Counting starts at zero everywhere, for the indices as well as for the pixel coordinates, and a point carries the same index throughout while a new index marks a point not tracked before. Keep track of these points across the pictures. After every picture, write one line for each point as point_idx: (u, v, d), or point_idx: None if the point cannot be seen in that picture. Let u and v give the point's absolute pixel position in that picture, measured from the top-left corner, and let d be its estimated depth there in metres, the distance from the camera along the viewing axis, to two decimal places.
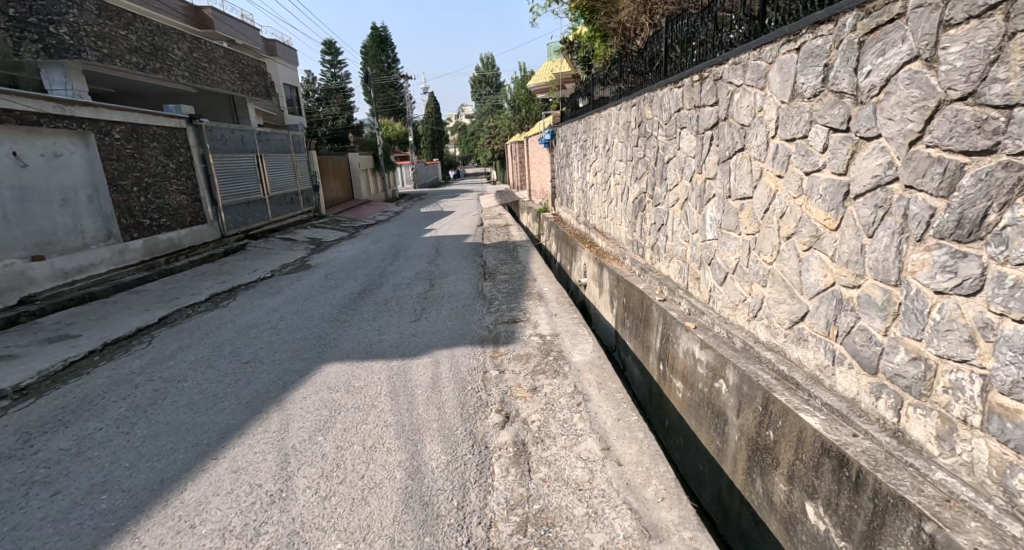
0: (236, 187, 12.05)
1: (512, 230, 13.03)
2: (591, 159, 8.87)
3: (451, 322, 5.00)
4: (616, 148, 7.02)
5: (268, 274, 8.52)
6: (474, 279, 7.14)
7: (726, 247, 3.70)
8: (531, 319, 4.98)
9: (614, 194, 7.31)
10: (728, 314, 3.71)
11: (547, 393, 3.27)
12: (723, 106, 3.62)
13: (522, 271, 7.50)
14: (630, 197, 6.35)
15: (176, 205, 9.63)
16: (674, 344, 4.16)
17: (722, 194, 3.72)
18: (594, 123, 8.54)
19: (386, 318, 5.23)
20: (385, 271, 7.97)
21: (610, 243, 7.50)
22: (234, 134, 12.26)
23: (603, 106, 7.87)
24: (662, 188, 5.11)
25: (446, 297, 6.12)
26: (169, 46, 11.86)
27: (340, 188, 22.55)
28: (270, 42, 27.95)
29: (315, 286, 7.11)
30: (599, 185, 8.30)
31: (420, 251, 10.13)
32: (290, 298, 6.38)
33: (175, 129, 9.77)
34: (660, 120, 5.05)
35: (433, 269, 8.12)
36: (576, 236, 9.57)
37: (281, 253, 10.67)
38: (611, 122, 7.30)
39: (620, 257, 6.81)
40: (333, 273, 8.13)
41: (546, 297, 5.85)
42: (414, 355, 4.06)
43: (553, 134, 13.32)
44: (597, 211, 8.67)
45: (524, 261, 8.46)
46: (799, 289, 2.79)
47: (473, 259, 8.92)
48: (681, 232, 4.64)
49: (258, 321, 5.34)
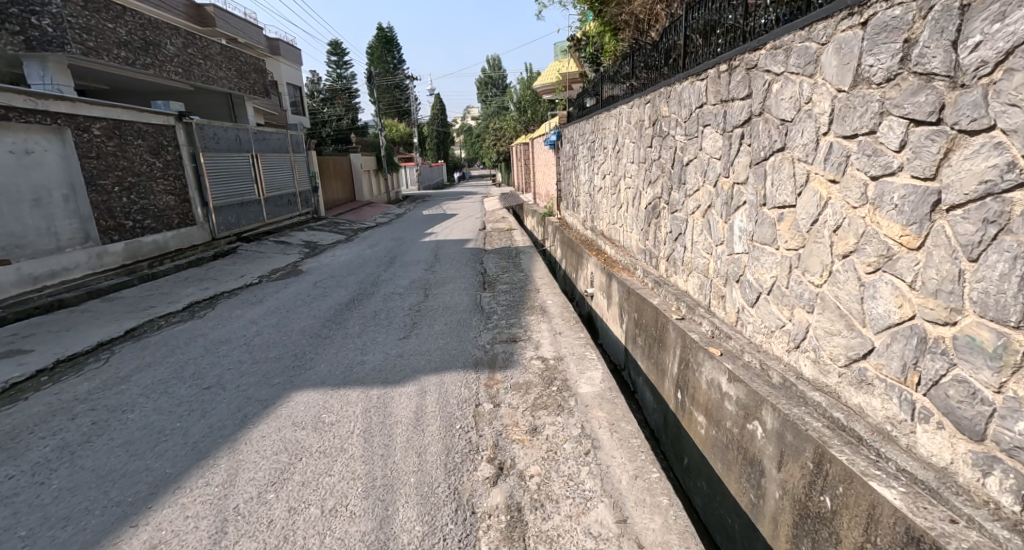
0: (229, 188, 11.61)
1: (515, 234, 12.53)
2: (600, 161, 8.37)
3: (442, 341, 4.51)
4: (627, 149, 6.51)
5: (255, 281, 8.06)
6: (471, 289, 6.65)
7: (759, 264, 3.18)
8: (533, 338, 4.48)
9: (624, 199, 6.80)
10: (761, 341, 3.20)
11: (549, 437, 2.78)
12: (757, 99, 3.11)
13: (525, 281, 6.99)
14: (643, 203, 5.83)
15: (162, 206, 9.21)
16: (695, 372, 3.65)
17: (755, 202, 3.20)
18: (603, 123, 8.06)
19: (370, 335, 4.74)
20: (378, 279, 7.48)
21: (619, 251, 6.99)
22: (228, 132, 11.84)
23: (613, 105, 7.36)
24: (680, 194, 4.59)
25: (440, 310, 5.64)
26: (161, 41, 11.46)
27: (342, 189, 22.13)
28: (273, 41, 27.57)
29: (301, 295, 6.64)
30: (608, 189, 7.79)
31: (419, 256, 9.64)
32: (271, 309, 5.91)
33: (162, 126, 9.36)
34: (679, 118, 4.55)
35: (430, 276, 7.62)
36: (583, 242, 9.06)
37: (273, 256, 10.21)
38: (622, 122, 6.79)
39: (630, 268, 6.31)
40: (323, 280, 7.65)
41: (549, 311, 5.35)
42: (397, 383, 3.57)
43: (559, 135, 12.83)
44: (605, 216, 8.15)
45: (528, 268, 7.96)
46: (859, 321, 2.27)
47: (473, 266, 8.42)
48: (702, 244, 4.13)
49: (232, 336, 4.86)
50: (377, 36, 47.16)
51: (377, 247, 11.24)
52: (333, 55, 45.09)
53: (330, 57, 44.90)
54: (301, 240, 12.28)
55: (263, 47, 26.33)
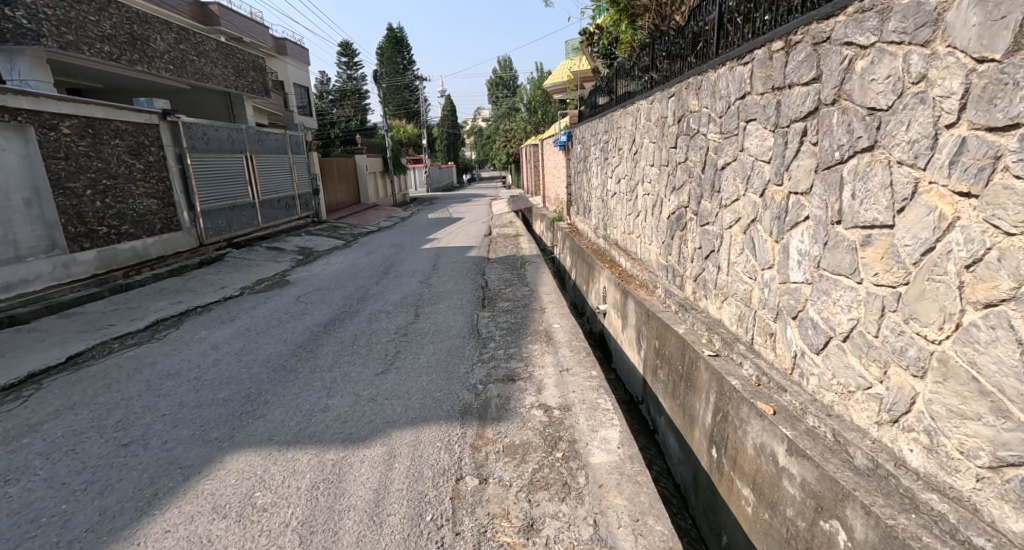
0: (218, 191, 11.02)
1: (522, 241, 11.81)
2: (614, 164, 7.62)
3: (425, 378, 3.78)
4: (646, 150, 5.75)
5: (236, 293, 7.43)
6: (469, 307, 5.93)
7: (829, 299, 2.39)
8: (535, 377, 3.74)
9: (642, 208, 6.03)
10: (831, 403, 2.41)
11: (551, 540, 2.07)
12: (827, 83, 2.35)
13: (529, 298, 6.25)
14: (665, 212, 5.07)
15: (142, 210, 8.64)
16: (738, 433, 2.88)
17: (823, 218, 2.43)
18: (618, 121, 7.33)
19: (343, 367, 4.04)
20: (368, 293, 6.79)
21: (636, 266, 6.22)
22: (219, 133, 11.25)
23: (630, 102, 6.62)
24: (713, 204, 3.82)
25: (429, 333, 4.92)
26: (151, 36, 10.94)
27: (346, 192, 21.63)
28: (280, 41, 27.05)
29: (278, 313, 5.95)
30: (624, 195, 7.03)
31: (417, 266, 8.96)
32: (241, 330, 5.24)
33: (143, 124, 8.79)
34: (711, 112, 3.81)
35: (426, 290, 6.92)
36: (595, 252, 8.33)
37: (262, 265, 9.59)
38: (640, 120, 6.04)
39: (649, 286, 5.54)
40: (308, 294, 6.96)
41: (555, 339, 4.60)
42: (360, 444, 2.86)
43: (570, 136, 12.09)
44: (619, 225, 7.40)
45: (533, 282, 7.25)
46: (1020, 406, 1.53)
47: (473, 278, 7.69)
48: (742, 267, 3.36)
49: (186, 366, 4.19)
50: (386, 37, 46.78)
51: (374, 254, 10.60)
52: (343, 56, 44.78)
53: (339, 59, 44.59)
54: (296, 246, 11.65)
55: (269, 47, 25.89)
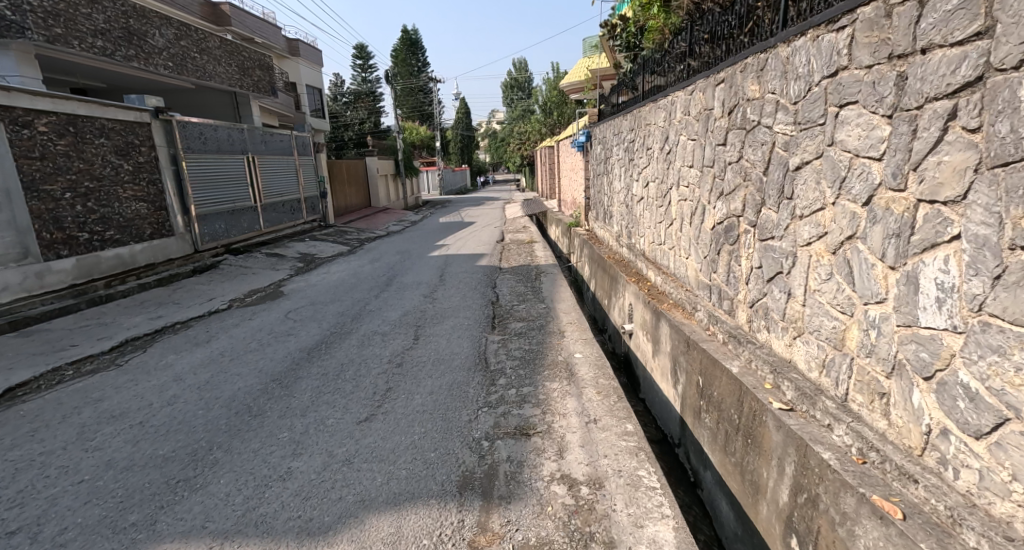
0: (216, 194, 10.49)
1: (537, 248, 11.08)
2: (640, 165, 6.85)
3: (417, 430, 3.05)
4: (683, 149, 4.97)
5: (223, 307, 6.80)
6: (475, 328, 5.19)
7: (1005, 361, 1.63)
8: (556, 429, 3.01)
9: (678, 215, 5.25)
10: (1008, 518, 1.65)
11: None
12: (1006, 40, 1.61)
13: (546, 318, 5.50)
14: (708, 222, 4.30)
15: (130, 215, 8.09)
16: (838, 533, 2.09)
17: (992, 242, 1.66)
18: (646, 117, 6.57)
19: (319, 411, 3.32)
20: (366, 308, 6.09)
21: (669, 283, 5.44)
22: (218, 133, 10.72)
23: (662, 95, 5.84)
24: (779, 215, 3.05)
25: (427, 363, 4.19)
26: (149, 31, 10.45)
27: (356, 195, 21.08)
28: (292, 41, 26.66)
29: (261, 333, 5.27)
30: (653, 200, 6.25)
31: (422, 276, 8.26)
32: (213, 355, 4.56)
33: (132, 122, 8.27)
34: (778, 99, 3.05)
35: (430, 306, 6.22)
36: (618, 263, 7.56)
37: (258, 274, 9.00)
38: (674, 114, 5.27)
39: (687, 308, 4.76)
40: (298, 310, 6.29)
41: (578, 375, 3.85)
42: (319, 541, 2.13)
43: (588, 136, 11.33)
44: (647, 233, 6.63)
45: (549, 296, 6.51)
46: None
47: (482, 292, 6.95)
48: (828, 298, 2.57)
49: (136, 404, 3.50)
50: (400, 38, 46.46)
51: (378, 262, 9.95)
52: (357, 59, 44.55)
53: (354, 60, 44.34)
54: (298, 253, 11.06)
55: (281, 47, 25.50)
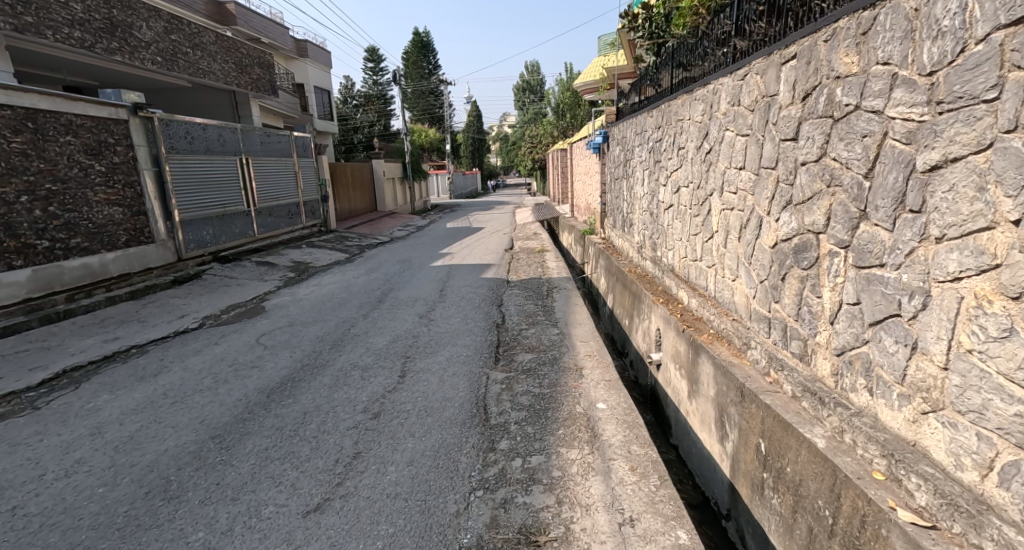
0: (204, 198, 9.77)
1: (549, 257, 10.23)
2: (669, 168, 5.98)
3: (380, 535, 2.21)
4: (730, 147, 4.11)
5: (193, 326, 6.05)
6: (474, 363, 4.32)
7: None
8: (582, 536, 2.17)
9: (722, 227, 4.35)
10: None
11: None
12: None
13: (559, 349, 4.65)
14: (768, 238, 3.43)
15: (102, 220, 7.40)
16: None
17: None
18: (677, 112, 5.71)
19: (255, 493, 2.47)
20: (351, 333, 5.27)
21: (708, 308, 4.55)
22: (208, 132, 10.02)
23: (699, 84, 4.95)
24: (896, 235, 2.18)
25: (411, 415, 3.33)
26: (135, 23, 9.84)
27: (361, 199, 20.42)
28: (300, 42, 26.17)
29: (224, 363, 4.47)
30: (687, 208, 5.36)
31: (421, 289, 7.45)
32: (155, 393, 3.76)
33: (106, 119, 7.60)
34: (892, 70, 2.18)
35: (425, 328, 5.38)
36: (642, 279, 6.68)
37: (244, 286, 8.26)
38: (718, 105, 4.37)
39: (737, 343, 3.86)
40: (274, 332, 5.49)
41: (602, 436, 2.99)
42: None
43: (606, 136, 10.45)
44: (677, 245, 5.76)
45: (562, 318, 5.67)
46: None
47: (486, 312, 6.09)
48: (1003, 366, 1.70)
49: (22, 472, 2.69)
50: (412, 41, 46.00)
51: (376, 273, 9.17)
52: (369, 62, 44.19)
53: (365, 63, 44.07)
54: (290, 262, 10.30)
55: (289, 48, 25.01)
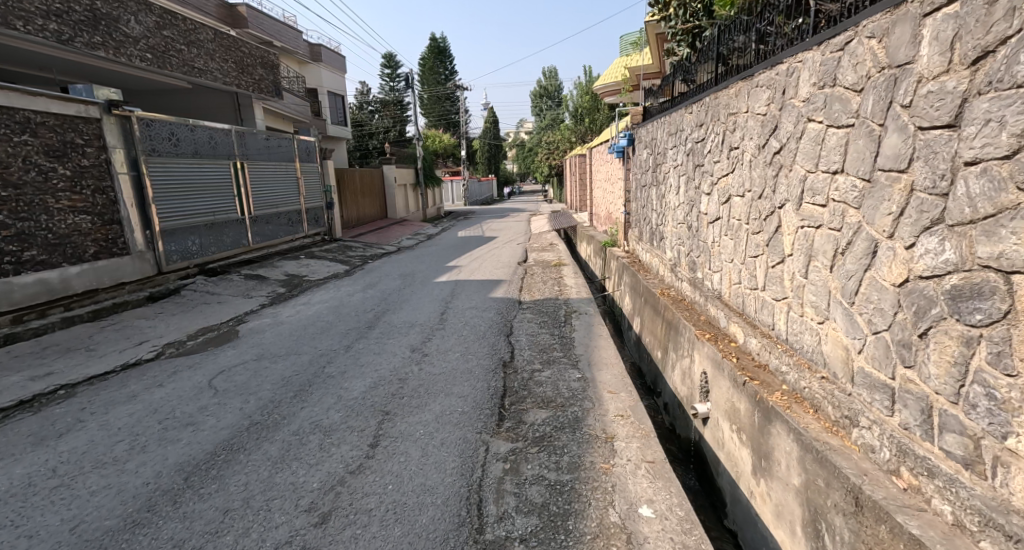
0: (190, 206, 8.95)
1: (566, 272, 9.20)
2: (717, 173, 4.92)
3: None
4: (817, 144, 3.07)
5: (149, 356, 5.16)
6: (469, 426, 3.32)
7: None
8: None
9: (801, 250, 3.29)
10: None
11: None
12: None
13: (582, 405, 3.62)
14: (892, 274, 2.37)
15: (64, 230, 6.60)
16: None
17: None
18: (727, 104, 4.66)
19: None
20: (325, 374, 4.30)
21: (777, 355, 3.48)
22: (197, 134, 9.23)
23: (762, 67, 3.91)
24: None
25: (370, 523, 2.36)
26: (122, 16, 9.12)
27: (371, 206, 19.63)
28: (315, 46, 25.64)
29: (157, 415, 3.53)
30: (742, 223, 4.30)
31: (420, 312, 6.48)
32: (42, 468, 2.81)
33: (73, 117, 6.82)
34: None
35: (414, 368, 4.39)
36: (679, 306, 5.63)
37: (224, 304, 7.38)
38: (796, 89, 3.34)
39: (831, 413, 2.81)
40: (237, 368, 4.56)
41: None
42: None
43: (631, 139, 9.43)
44: (726, 267, 4.69)
45: (583, 357, 4.63)
46: None
47: (492, 344, 5.09)
48: None
49: None
50: (429, 47, 45.65)
51: (374, 289, 8.25)
52: (385, 67, 43.75)
53: (382, 70, 43.73)
54: (284, 275, 9.45)
55: (302, 52, 24.43)
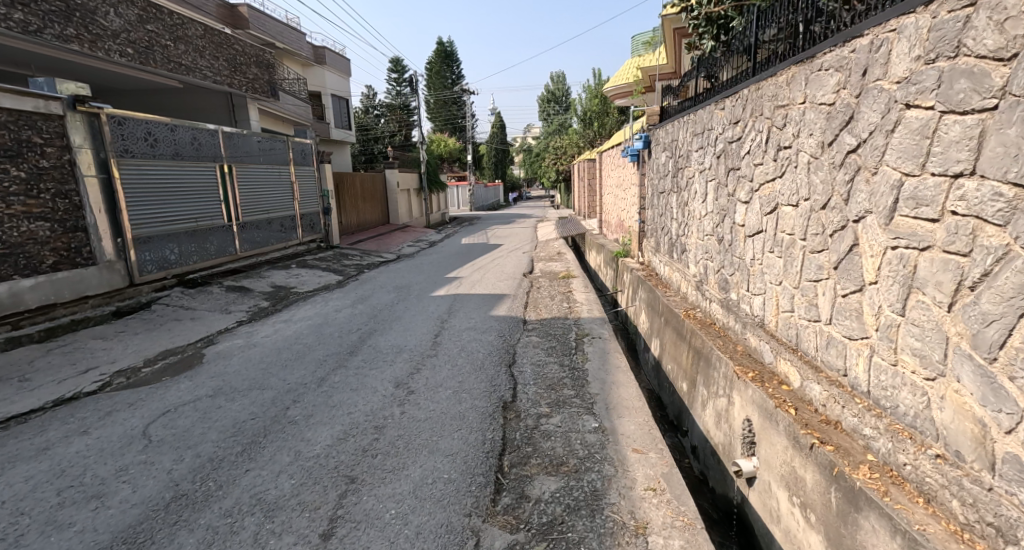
0: (168, 211, 8.25)
1: (576, 285, 8.41)
2: (759, 176, 4.13)
3: None
4: (924, 135, 2.27)
5: (91, 388, 4.41)
6: (455, 505, 2.54)
7: None
8: None
9: (893, 278, 2.49)
10: None
11: None
12: None
13: (603, 471, 2.83)
14: None
15: (16, 238, 5.90)
16: None
17: None
18: (774, 94, 3.89)
19: None
20: (283, 419, 3.52)
21: (857, 413, 2.70)
22: (178, 134, 8.58)
23: (828, 44, 3.13)
24: None
25: None
26: (100, 7, 8.48)
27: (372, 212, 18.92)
28: (318, 48, 25.08)
29: (62, 480, 2.78)
30: (796, 237, 3.51)
31: (411, 333, 5.73)
32: None
33: (31, 113, 6.13)
34: None
35: (394, 412, 3.60)
36: (709, 331, 4.84)
37: (198, 321, 6.65)
38: (885, 67, 2.56)
39: (958, 511, 2.04)
40: (186, 407, 3.82)
41: None
42: None
43: (647, 140, 8.66)
44: (772, 290, 3.90)
45: (600, 397, 3.83)
46: None
47: (490, 377, 4.31)
48: None
49: None
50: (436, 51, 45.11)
51: (364, 303, 7.51)
52: (391, 71, 43.22)
53: (388, 74, 43.22)
54: (270, 286, 8.73)
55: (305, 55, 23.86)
